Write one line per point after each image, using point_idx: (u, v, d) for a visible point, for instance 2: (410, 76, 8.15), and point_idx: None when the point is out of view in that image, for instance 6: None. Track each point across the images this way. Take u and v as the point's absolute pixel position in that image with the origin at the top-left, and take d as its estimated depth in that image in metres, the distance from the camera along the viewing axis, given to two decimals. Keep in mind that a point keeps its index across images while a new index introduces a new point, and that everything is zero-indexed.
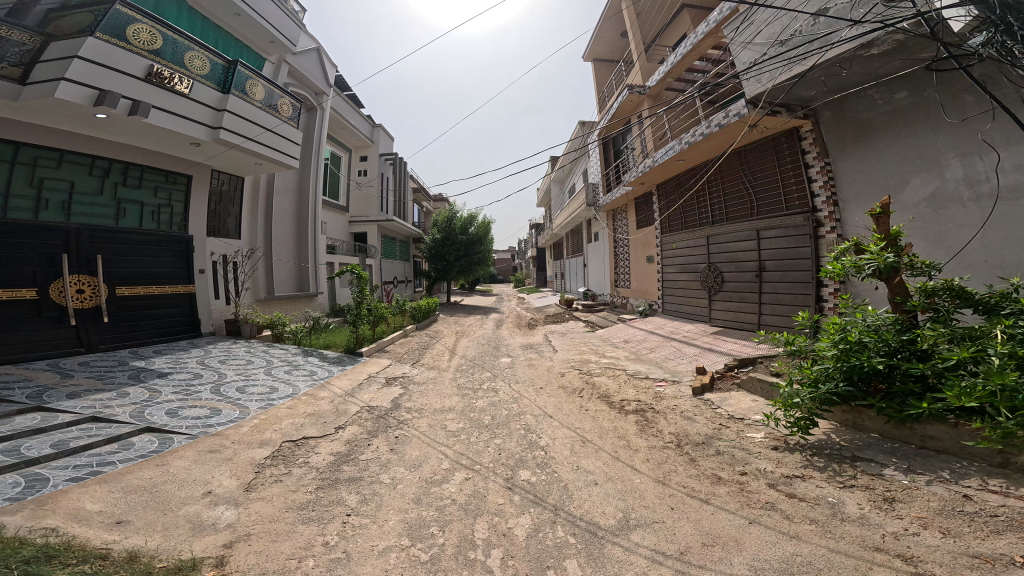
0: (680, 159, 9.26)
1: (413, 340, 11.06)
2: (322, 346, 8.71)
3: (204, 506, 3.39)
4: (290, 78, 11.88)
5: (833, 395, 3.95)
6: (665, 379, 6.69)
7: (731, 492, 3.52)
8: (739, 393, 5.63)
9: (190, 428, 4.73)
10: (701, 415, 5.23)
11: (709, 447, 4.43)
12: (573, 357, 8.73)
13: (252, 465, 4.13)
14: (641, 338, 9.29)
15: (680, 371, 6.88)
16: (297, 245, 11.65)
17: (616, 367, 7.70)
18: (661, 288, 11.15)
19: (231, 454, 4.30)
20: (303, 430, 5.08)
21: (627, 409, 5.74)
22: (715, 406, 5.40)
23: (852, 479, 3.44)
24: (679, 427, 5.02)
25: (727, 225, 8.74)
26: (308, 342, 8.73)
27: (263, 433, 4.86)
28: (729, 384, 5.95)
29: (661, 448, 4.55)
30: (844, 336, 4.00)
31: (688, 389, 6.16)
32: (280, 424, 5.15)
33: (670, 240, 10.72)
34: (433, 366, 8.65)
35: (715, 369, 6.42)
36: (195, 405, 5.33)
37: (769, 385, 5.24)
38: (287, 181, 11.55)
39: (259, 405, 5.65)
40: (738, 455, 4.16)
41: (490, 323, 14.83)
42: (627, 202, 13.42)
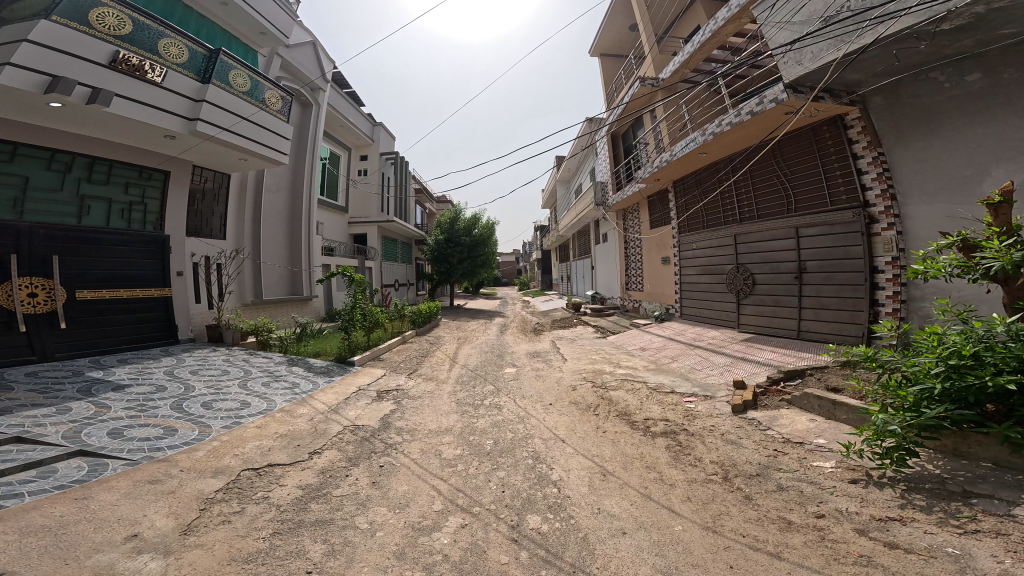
0: (703, 152, 8.47)
1: (412, 347, 10.29)
2: (312, 355, 7.98)
3: (123, 555, 2.66)
4: (283, 72, 11.28)
5: (941, 421, 3.15)
6: (695, 394, 5.84)
7: (809, 543, 2.72)
8: (790, 412, 4.77)
9: (133, 451, 4.02)
10: (748, 439, 4.40)
11: (767, 481, 3.60)
12: (585, 368, 7.89)
13: (199, 501, 3.38)
14: (661, 346, 8.43)
15: (712, 384, 6.04)
16: (290, 246, 10.97)
17: (635, 379, 6.87)
18: (680, 290, 10.29)
19: (175, 486, 3.55)
20: (271, 455, 4.33)
21: (653, 431, 4.91)
22: (763, 428, 4.56)
23: (974, 523, 2.63)
24: (722, 454, 4.19)
25: (758, 223, 7.91)
26: (295, 349, 8.01)
27: (221, 459, 4.12)
28: (776, 401, 5.09)
29: (702, 483, 3.72)
30: (954, 349, 3.17)
31: (725, 406, 5.32)
32: (243, 448, 4.39)
33: (689, 239, 9.90)
34: (431, 376, 7.88)
35: (757, 383, 5.57)
36: (147, 424, 4.60)
37: (832, 403, 4.38)
38: (279, 179, 10.90)
39: (224, 424, 4.90)
40: (808, 492, 3.35)
41: (494, 329, 14.02)
42: (639, 201, 12.61)
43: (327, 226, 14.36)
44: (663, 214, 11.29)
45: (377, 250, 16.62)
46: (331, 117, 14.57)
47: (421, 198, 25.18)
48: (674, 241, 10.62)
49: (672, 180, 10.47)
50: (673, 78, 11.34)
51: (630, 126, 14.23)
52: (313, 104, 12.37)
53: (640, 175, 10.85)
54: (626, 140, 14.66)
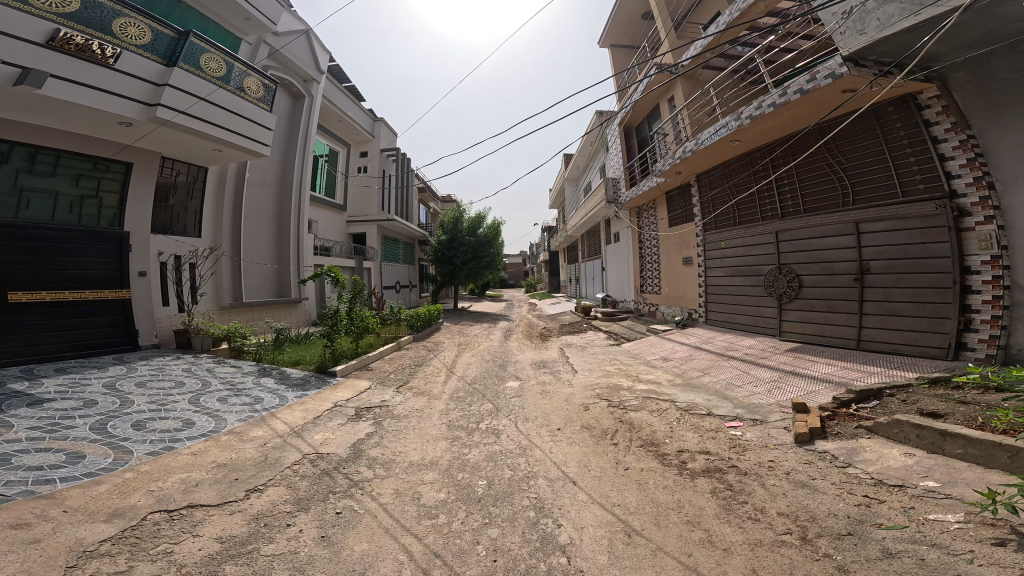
0: (735, 139, 7.42)
1: (407, 355, 9.36)
2: (291, 364, 7.11)
3: None
4: (272, 62, 10.47)
5: None
6: (738, 418, 4.78)
7: None
8: (875, 442, 3.72)
9: (9, 484, 3.14)
10: (825, 479, 3.36)
11: (862, 542, 2.59)
12: (599, 382, 6.86)
13: (70, 555, 2.53)
14: (687, 356, 7.34)
15: (758, 406, 4.96)
16: (278, 245, 10.19)
17: (659, 397, 5.82)
18: (704, 292, 9.24)
19: (46, 533, 2.71)
20: (197, 493, 3.44)
21: (690, 469, 3.88)
22: (839, 464, 3.52)
23: None
24: (791, 500, 3.17)
25: (803, 218, 6.84)
26: (271, 358, 7.12)
27: (128, 497, 3.26)
28: (852, 428, 4.02)
29: (763, 546, 2.70)
30: None
31: (782, 433, 4.27)
32: (162, 484, 3.50)
33: (717, 237, 8.82)
34: (423, 391, 6.93)
35: (820, 405, 4.52)
36: (48, 449, 3.73)
37: (940, 434, 3.35)
38: (266, 173, 10.12)
39: (149, 450, 4.02)
40: (933, 559, 2.33)
41: (497, 334, 13.03)
42: (656, 197, 11.54)
43: (322, 225, 13.58)
44: (685, 210, 10.21)
45: (376, 251, 15.77)
46: (327, 111, 13.78)
47: (424, 197, 24.36)
48: (697, 238, 9.57)
49: (695, 172, 9.41)
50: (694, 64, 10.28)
51: (646, 117, 13.12)
52: (306, 97, 11.55)
53: (659, 168, 9.79)
54: (641, 133, 13.58)
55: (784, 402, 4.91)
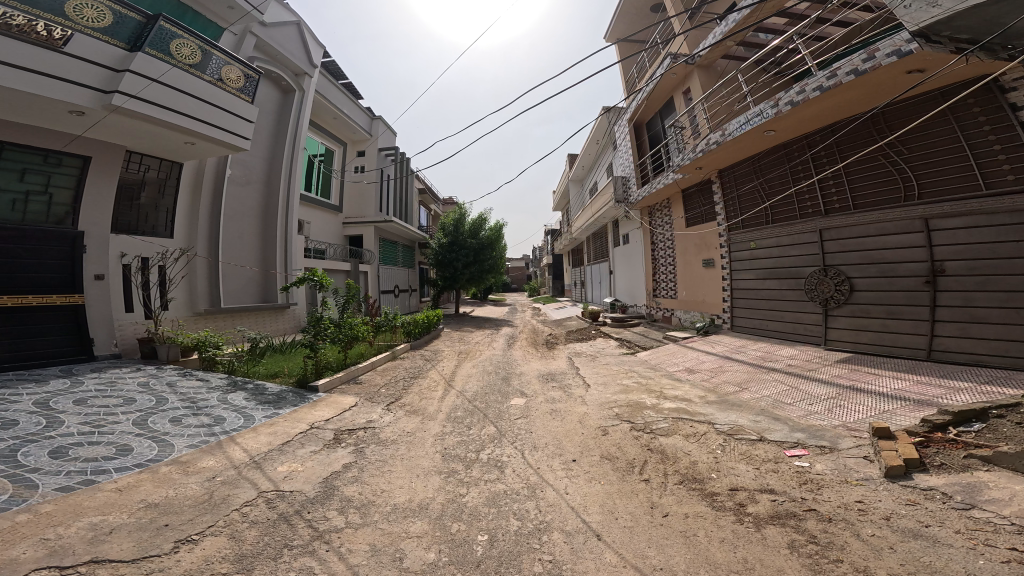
0: (771, 128, 6.77)
1: (402, 366, 8.52)
2: (267, 377, 6.33)
3: None
4: (258, 53, 9.73)
5: None
6: (798, 446, 3.94)
7: None
8: (999, 478, 2.97)
9: None
10: (944, 527, 2.62)
11: None
12: (617, 399, 6.02)
13: None
14: (717, 368, 6.50)
15: (822, 430, 4.14)
16: (263, 247, 9.46)
17: (692, 418, 4.97)
18: (729, 296, 8.46)
19: None
20: (107, 544, 2.64)
21: (749, 514, 3.06)
22: (958, 505, 2.79)
23: None
24: (906, 551, 2.45)
25: (853, 214, 6.14)
26: (245, 371, 6.33)
27: (6, 551, 2.46)
28: (960, 458, 3.26)
29: None
30: None
31: (862, 464, 3.48)
32: (63, 529, 2.71)
33: (746, 237, 8.06)
34: (417, 408, 6.12)
35: (905, 428, 3.75)
36: None
37: None
38: (252, 170, 9.42)
39: (57, 487, 3.17)
40: None
41: (500, 341, 12.19)
42: (672, 194, 10.69)
43: (316, 226, 12.87)
44: (705, 208, 9.41)
45: (373, 253, 14.91)
46: (323, 109, 13.08)
47: (424, 199, 23.62)
48: (719, 238, 8.78)
49: (718, 167, 8.69)
50: (714, 53, 9.49)
51: (658, 111, 12.32)
52: (297, 91, 10.81)
53: (677, 163, 9.07)
54: (653, 129, 12.78)
55: (853, 425, 4.09)
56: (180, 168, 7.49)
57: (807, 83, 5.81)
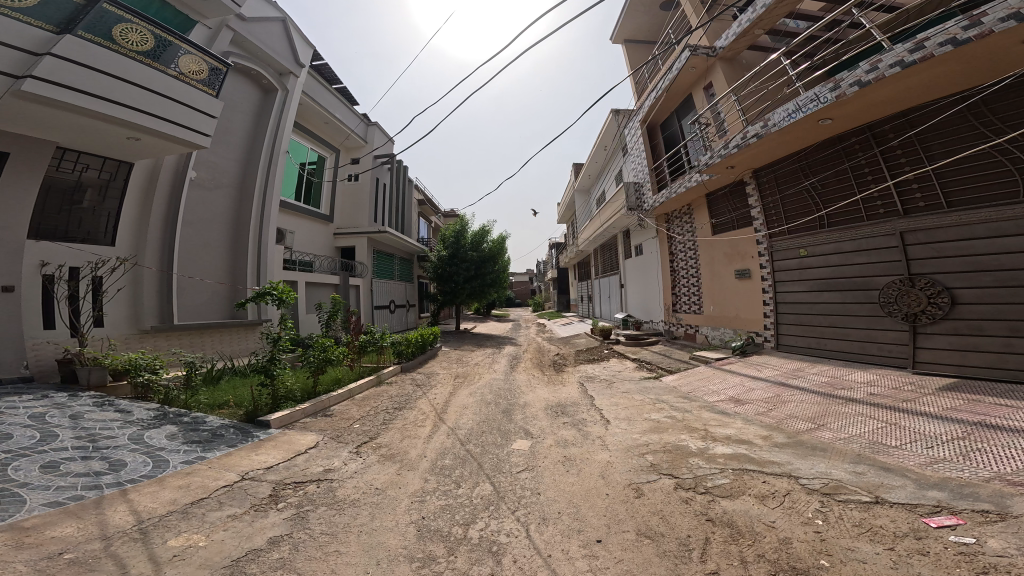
0: (828, 116, 5.77)
1: (386, 393, 7.28)
2: (209, 408, 5.15)
3: None
4: (235, 48, 8.89)
5: None
6: (946, 510, 2.78)
7: None
8: None
9: None
10: None
11: None
12: (649, 441, 4.73)
13: None
14: (774, 400, 5.22)
15: (971, 487, 2.97)
16: (232, 258, 8.43)
17: (760, 470, 3.70)
18: (774, 310, 7.40)
19: None
20: None
21: None
22: None
23: None
24: None
25: (945, 214, 5.11)
26: (184, 402, 5.13)
27: None
28: None
29: None
30: None
31: None
32: None
33: (797, 243, 6.99)
34: (397, 451, 4.90)
35: None
36: None
37: None
38: (221, 174, 8.49)
39: None
40: None
41: (502, 362, 10.91)
42: (694, 199, 9.60)
43: (299, 236, 11.61)
44: (736, 214, 8.37)
45: (366, 267, 13.61)
46: (314, 114, 12.25)
47: (424, 211, 22.75)
48: (758, 246, 7.76)
49: (752, 167, 7.69)
50: (740, 43, 8.53)
51: (675, 110, 11.32)
52: (278, 91, 9.93)
53: (702, 162, 8.03)
54: (668, 130, 11.82)
55: (1015, 477, 2.94)
56: (130, 169, 6.63)
57: (880, 58, 4.88)
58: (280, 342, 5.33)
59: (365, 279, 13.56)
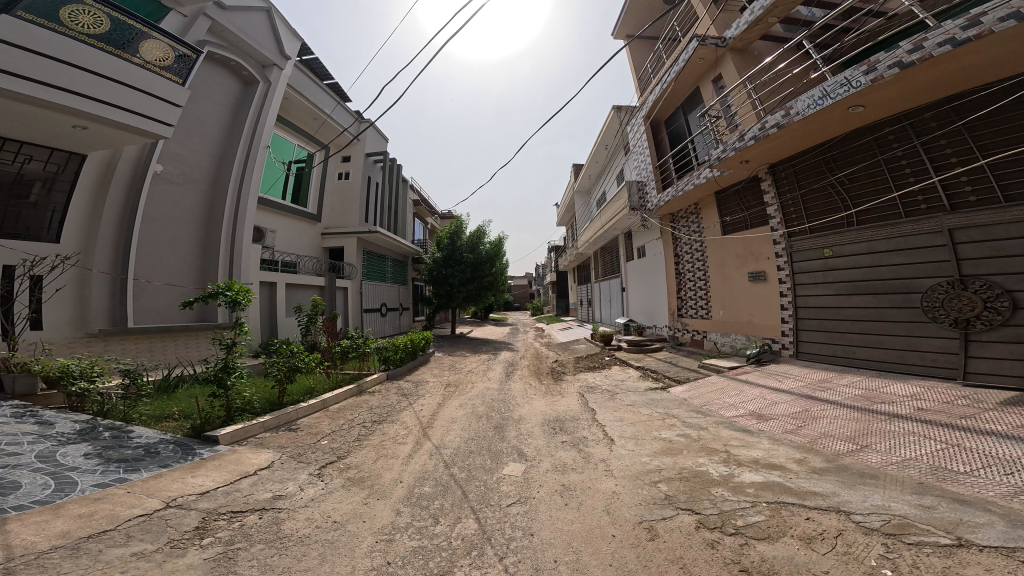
0: (859, 104, 5.23)
1: (367, 404, 6.63)
2: (151, 421, 4.63)
3: None
4: (211, 37, 8.26)
5: None
6: None
7: None
8: None
9: None
10: None
11: None
12: (660, 466, 4.08)
13: None
14: (803, 416, 4.58)
15: None
16: (201, 259, 7.88)
17: (800, 503, 3.06)
18: (794, 315, 6.85)
19: None
20: None
21: None
22: None
23: None
24: None
25: (1002, 210, 4.59)
26: (120, 414, 4.57)
27: None
28: None
29: None
30: None
31: None
32: None
33: (820, 243, 6.45)
34: (370, 473, 4.26)
35: None
36: None
37: None
38: (193, 169, 7.92)
39: None
40: None
41: (497, 370, 10.25)
42: (703, 197, 9.04)
43: (282, 235, 10.97)
44: (749, 212, 7.82)
45: (355, 268, 12.97)
46: (302, 108, 11.65)
47: (419, 212, 22.15)
48: (775, 246, 7.22)
49: (768, 162, 7.14)
50: (751, 32, 7.97)
51: (681, 105, 10.75)
52: (260, 83, 9.28)
53: (713, 157, 7.46)
54: (673, 127, 11.26)
55: None
56: (81, 161, 6.14)
57: (925, 36, 4.35)
58: (234, 349, 4.66)
59: (354, 280, 12.94)
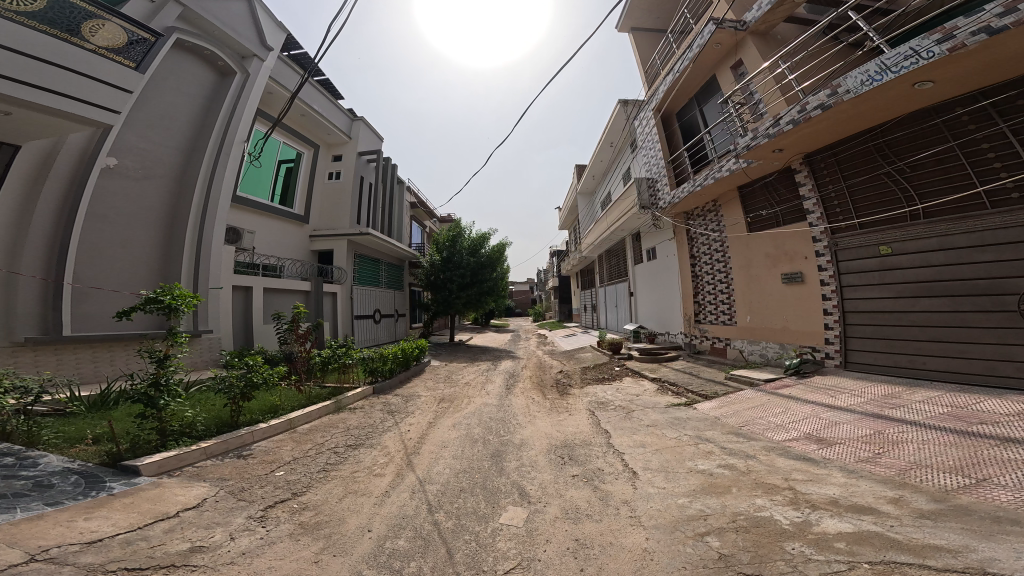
0: (928, 79, 4.49)
1: (345, 423, 5.75)
2: (63, 445, 3.78)
3: None
4: (182, 24, 7.51)
5: None
6: None
7: None
8: None
9: None
10: None
11: None
12: (705, 510, 3.16)
13: None
14: (877, 442, 3.68)
15: None
16: (163, 263, 7.22)
17: (925, 565, 2.20)
18: (843, 321, 6.03)
19: None
20: None
21: None
22: None
23: None
24: None
25: None
26: (24, 436, 3.71)
27: None
28: None
29: None
30: None
31: None
32: None
33: (875, 239, 5.65)
34: (334, 514, 3.38)
35: None
36: None
37: None
38: (157, 166, 7.22)
39: None
40: None
41: (496, 381, 9.32)
42: (723, 193, 8.22)
43: (264, 237, 10.18)
44: (782, 207, 7.01)
45: (346, 272, 12.16)
46: (289, 106, 10.90)
47: (416, 215, 21.34)
48: (815, 244, 6.44)
49: (804, 150, 6.34)
50: (775, 14, 7.19)
51: (696, 96, 9.93)
52: (237, 74, 8.52)
53: (741, 145, 6.64)
54: (685, 119, 10.44)
55: None
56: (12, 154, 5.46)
57: None
58: (168, 364, 3.82)
59: (344, 285, 12.12)
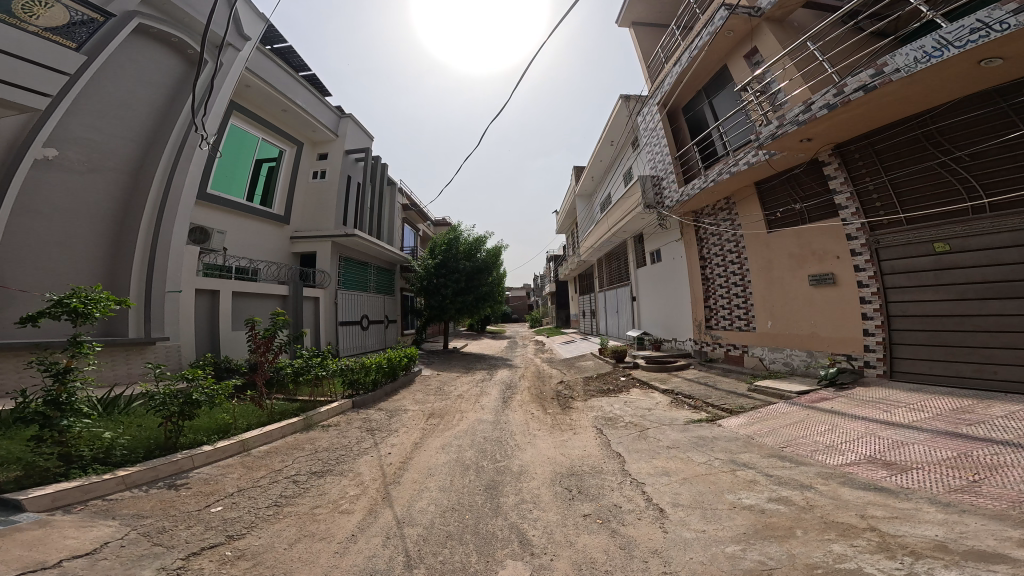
0: (998, 55, 3.94)
1: (315, 444, 4.93)
2: None
3: None
4: (145, 6, 6.74)
5: None
6: None
7: None
8: None
9: None
10: None
11: None
12: (767, 561, 2.39)
13: None
14: (966, 468, 2.96)
15: None
16: (110, 263, 6.52)
17: None
18: (889, 326, 5.41)
19: None
20: None
21: None
22: None
23: None
24: None
25: None
26: None
27: None
28: None
29: None
30: None
31: None
32: None
33: (925, 236, 5.07)
34: (280, 567, 2.58)
35: None
36: None
37: None
38: (107, 159, 6.49)
39: None
40: None
41: (491, 394, 8.50)
42: (738, 189, 7.60)
43: (237, 237, 9.41)
44: (808, 203, 6.41)
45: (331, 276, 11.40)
46: (270, 100, 10.17)
47: (409, 219, 20.59)
48: (850, 241, 5.83)
49: (836, 140, 5.73)
50: None
51: (705, 89, 9.33)
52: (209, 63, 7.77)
53: (763, 135, 6.01)
54: (693, 114, 9.83)
55: None
56: None
57: None
58: (68, 377, 3.39)
59: (329, 290, 11.34)
